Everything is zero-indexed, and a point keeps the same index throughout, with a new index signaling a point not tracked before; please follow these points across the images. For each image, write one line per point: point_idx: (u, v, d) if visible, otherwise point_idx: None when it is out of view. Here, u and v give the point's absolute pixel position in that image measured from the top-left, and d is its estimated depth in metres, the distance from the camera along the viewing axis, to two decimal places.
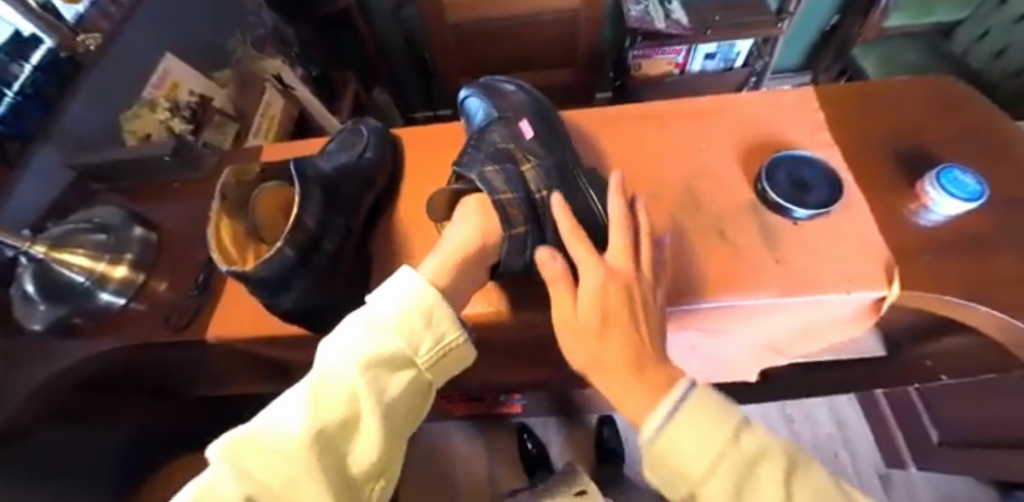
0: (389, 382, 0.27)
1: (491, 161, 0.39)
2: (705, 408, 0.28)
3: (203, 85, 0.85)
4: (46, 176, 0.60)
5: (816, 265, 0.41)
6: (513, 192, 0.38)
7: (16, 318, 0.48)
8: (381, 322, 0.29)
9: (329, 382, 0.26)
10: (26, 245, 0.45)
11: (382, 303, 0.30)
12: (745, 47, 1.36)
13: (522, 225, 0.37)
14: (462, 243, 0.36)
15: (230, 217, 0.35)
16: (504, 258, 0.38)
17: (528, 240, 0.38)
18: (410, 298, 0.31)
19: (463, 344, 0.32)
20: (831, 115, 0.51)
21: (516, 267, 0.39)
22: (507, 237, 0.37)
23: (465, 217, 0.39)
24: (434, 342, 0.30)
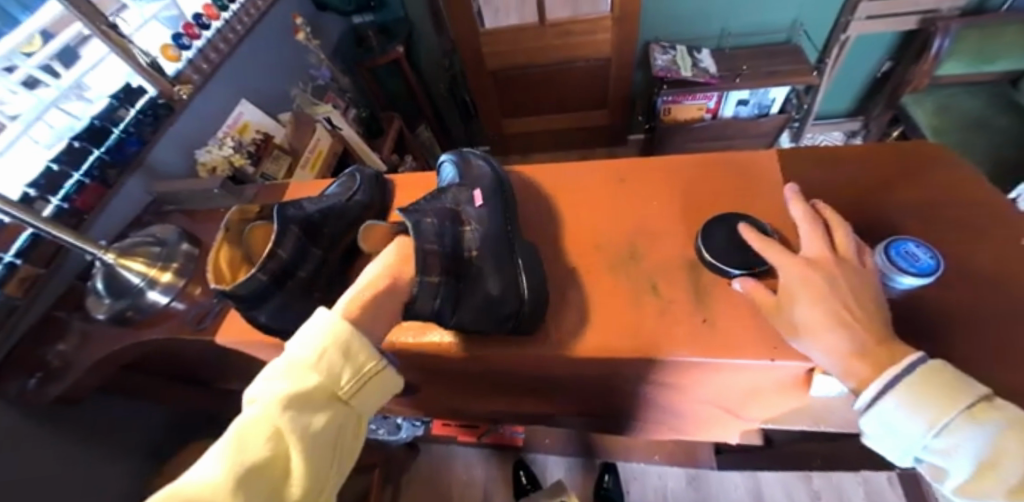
0: (313, 415, 0.29)
1: (433, 214, 0.43)
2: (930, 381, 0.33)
3: (268, 126, 1.00)
4: (131, 198, 0.77)
5: (745, 329, 0.42)
6: (438, 245, 0.41)
7: (88, 309, 0.61)
8: (298, 362, 0.31)
9: (249, 421, 0.28)
10: (102, 252, 0.58)
11: (299, 343, 0.33)
12: (781, 93, 1.34)
13: (435, 274, 0.40)
14: (376, 277, 0.40)
15: (229, 244, 0.43)
16: (414, 299, 0.40)
17: (440, 290, 0.41)
18: (323, 333, 0.33)
19: (384, 369, 0.34)
20: (795, 175, 0.51)
21: (424, 313, 0.42)
22: (420, 282, 0.40)
23: (387, 255, 0.42)
24: (355, 370, 0.33)
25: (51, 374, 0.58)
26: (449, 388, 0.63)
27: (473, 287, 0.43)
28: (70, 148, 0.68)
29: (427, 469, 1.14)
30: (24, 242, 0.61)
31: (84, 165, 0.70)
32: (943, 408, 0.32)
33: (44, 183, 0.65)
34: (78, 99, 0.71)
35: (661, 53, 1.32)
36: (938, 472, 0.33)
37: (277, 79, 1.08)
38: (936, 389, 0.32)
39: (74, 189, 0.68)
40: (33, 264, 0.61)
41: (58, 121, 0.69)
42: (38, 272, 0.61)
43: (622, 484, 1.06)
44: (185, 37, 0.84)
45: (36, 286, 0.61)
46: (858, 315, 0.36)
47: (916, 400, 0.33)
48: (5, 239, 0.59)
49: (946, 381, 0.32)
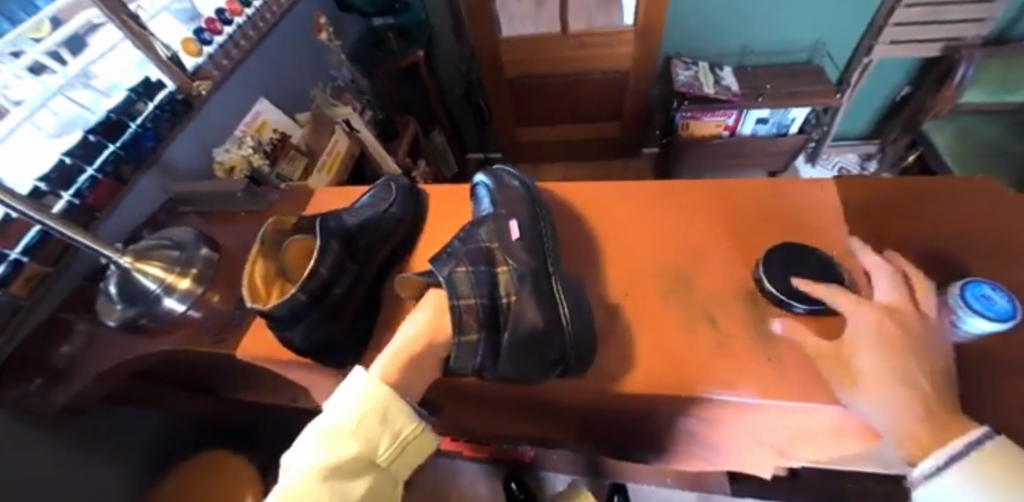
0: (351, 488, 0.28)
1: (464, 261, 0.40)
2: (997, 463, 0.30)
3: (285, 126, 0.98)
4: (145, 195, 0.75)
5: (816, 372, 0.39)
6: (476, 298, 0.38)
7: (99, 312, 0.58)
8: (337, 428, 0.31)
9: (289, 492, 0.27)
10: (118, 255, 0.56)
11: (338, 405, 0.32)
12: (801, 114, 1.34)
13: (473, 332, 0.37)
14: (411, 341, 0.38)
15: (264, 258, 0.41)
16: (453, 359, 0.38)
17: (481, 347, 0.38)
18: (364, 396, 0.32)
19: (422, 433, 0.33)
20: (857, 206, 0.49)
21: (466, 370, 0.39)
22: (455, 343, 0.37)
23: (423, 308, 0.40)
24: (394, 436, 0.32)
25: (56, 381, 0.55)
26: (473, 410, 0.60)
27: (513, 334, 0.37)
28: (84, 142, 0.65)
29: (431, 484, 1.11)
30: (31, 240, 0.58)
31: (97, 159, 0.67)
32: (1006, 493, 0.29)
33: (55, 177, 0.63)
34: (86, 88, 0.68)
35: (682, 69, 1.31)
36: None
37: (296, 78, 1.05)
38: (982, 457, 0.30)
39: (86, 186, 0.65)
40: (41, 263, 0.58)
41: (63, 109, 0.65)
42: (45, 271, 0.58)
43: None
44: (206, 32, 0.82)
45: (41, 286, 0.58)
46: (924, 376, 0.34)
47: (973, 471, 0.30)
48: (10, 238, 0.56)
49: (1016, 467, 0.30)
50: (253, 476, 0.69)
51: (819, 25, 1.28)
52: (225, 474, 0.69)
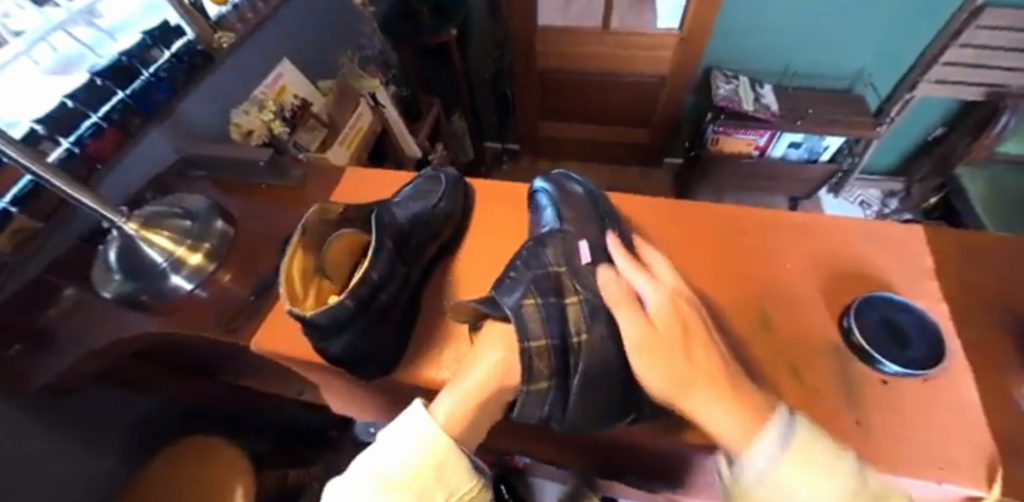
0: None
1: (533, 291, 0.36)
2: None
3: (306, 91, 0.90)
4: (154, 154, 0.68)
5: (903, 438, 0.37)
6: (547, 339, 0.34)
7: (94, 280, 0.52)
8: (390, 478, 0.28)
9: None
10: (122, 220, 0.49)
11: (392, 451, 0.29)
12: (835, 142, 1.31)
13: (544, 381, 0.33)
14: (481, 381, 0.33)
15: (303, 252, 0.35)
16: (519, 407, 0.33)
17: (550, 396, 0.33)
18: (423, 445, 0.29)
19: (479, 494, 0.29)
20: (942, 260, 0.47)
21: (530, 420, 0.34)
22: (524, 393, 0.33)
23: (490, 345, 0.35)
24: (451, 494, 0.28)
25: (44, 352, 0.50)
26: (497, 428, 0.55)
27: (585, 377, 0.33)
28: (90, 85, 0.59)
29: None
30: (23, 188, 0.50)
31: (103, 106, 0.60)
32: None
33: (55, 120, 0.55)
34: (88, 25, 0.63)
35: (723, 82, 1.27)
36: None
37: (323, 43, 0.98)
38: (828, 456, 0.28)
39: (89, 133, 0.58)
40: (30, 217, 0.50)
41: (63, 45, 0.61)
42: (34, 227, 0.51)
43: None
44: None
45: (30, 244, 0.51)
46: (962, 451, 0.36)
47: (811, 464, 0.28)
48: (1, 183, 0.48)
49: None
50: (242, 463, 0.63)
51: (866, 54, 1.24)
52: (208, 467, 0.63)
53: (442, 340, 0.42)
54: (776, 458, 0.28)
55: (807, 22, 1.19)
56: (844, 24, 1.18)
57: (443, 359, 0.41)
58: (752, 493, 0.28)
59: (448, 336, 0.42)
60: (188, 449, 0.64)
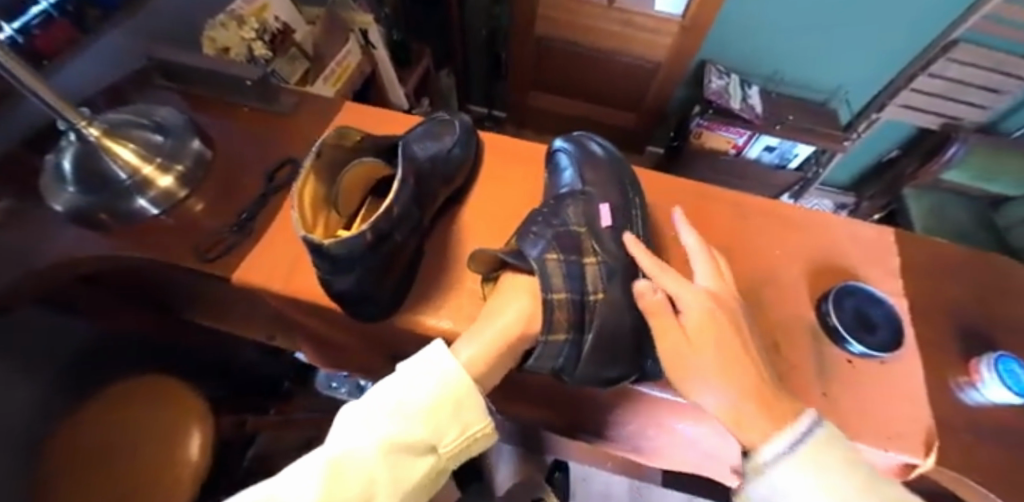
0: (409, 470, 0.26)
1: (556, 248, 0.37)
2: (828, 448, 0.27)
3: (290, 16, 0.79)
4: (113, 57, 0.58)
5: (862, 413, 0.41)
6: (567, 292, 0.35)
7: (45, 193, 0.46)
8: (412, 403, 0.28)
9: (352, 457, 0.25)
10: (80, 124, 0.43)
11: (413, 381, 0.29)
12: (805, 152, 1.38)
13: (563, 332, 0.34)
14: (507, 328, 0.35)
15: (316, 179, 0.33)
16: (535, 357, 0.35)
17: (564, 349, 0.35)
18: (442, 382, 0.30)
19: (489, 434, 0.31)
20: (909, 260, 0.50)
21: (543, 368, 0.36)
22: (543, 342, 0.34)
23: (516, 293, 0.37)
24: (461, 427, 0.29)
25: None
26: None
27: (599, 333, 0.35)
28: None
29: None
30: None
31: None
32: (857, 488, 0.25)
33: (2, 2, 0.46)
34: None
35: (715, 77, 1.29)
36: None
37: None
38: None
39: (37, 22, 0.50)
40: None
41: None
42: None
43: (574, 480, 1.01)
44: None
45: None
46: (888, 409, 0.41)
47: (827, 466, 0.27)
48: None
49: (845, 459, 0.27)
50: (203, 407, 0.58)
51: (845, 71, 1.31)
52: (150, 407, 0.57)
53: (444, 290, 0.41)
54: (786, 455, 0.28)
55: (798, 29, 1.21)
56: (830, 37, 1.22)
57: (443, 308, 0.40)
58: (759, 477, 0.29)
59: (451, 285, 0.41)
60: (130, 388, 0.58)
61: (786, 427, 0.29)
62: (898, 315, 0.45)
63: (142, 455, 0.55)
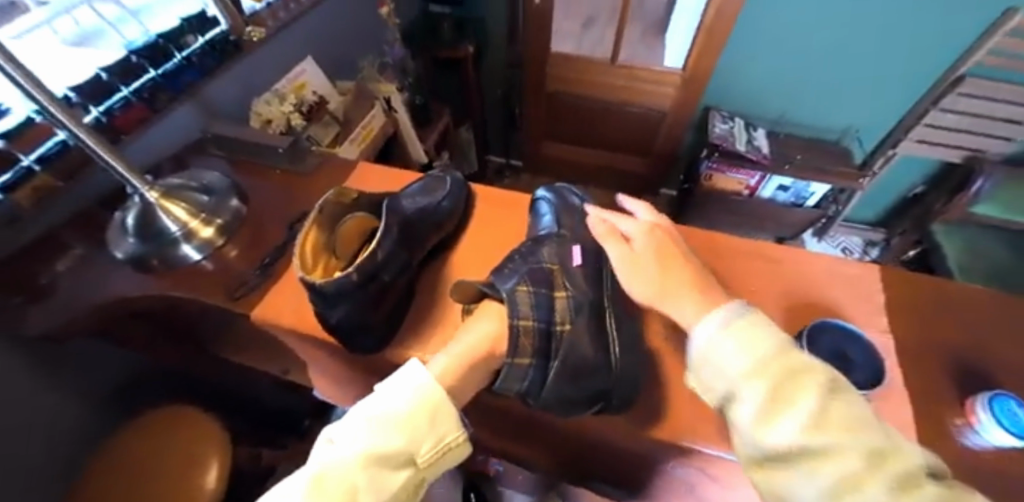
0: (389, 479, 0.28)
1: (527, 281, 0.42)
2: (749, 328, 0.33)
3: (325, 90, 0.92)
4: (175, 132, 0.71)
5: None
6: (534, 320, 0.39)
7: (111, 242, 0.55)
8: (390, 418, 0.31)
9: (333, 471, 0.27)
10: (146, 189, 0.53)
11: (390, 397, 0.32)
12: (821, 190, 1.37)
13: (527, 357, 0.38)
14: (472, 348, 0.39)
15: (317, 230, 0.39)
16: (503, 378, 0.39)
17: (530, 372, 0.39)
18: (417, 395, 0.33)
19: (462, 443, 0.33)
20: (899, 295, 0.50)
21: (512, 391, 0.39)
22: (509, 364, 0.38)
23: (483, 318, 0.41)
24: (436, 436, 0.32)
25: (38, 299, 0.53)
26: (472, 416, 0.57)
27: (563, 362, 0.38)
28: (126, 62, 0.63)
29: None
30: (49, 150, 0.55)
31: (135, 82, 0.64)
32: (764, 349, 0.32)
33: (87, 90, 0.59)
34: (134, 23, 0.67)
35: (720, 122, 1.34)
36: (733, 412, 0.32)
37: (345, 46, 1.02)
38: (844, 436, 0.27)
39: (118, 106, 0.62)
40: (51, 176, 0.55)
41: (86, 20, 0.64)
42: (55, 186, 0.56)
43: None
44: None
45: (45, 200, 0.56)
46: None
47: (753, 341, 0.32)
48: (29, 143, 0.53)
49: (752, 329, 0.33)
50: (220, 436, 0.64)
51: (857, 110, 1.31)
52: (173, 435, 0.63)
53: (433, 325, 0.45)
54: (716, 333, 0.34)
55: (801, 73, 1.26)
56: (836, 79, 1.25)
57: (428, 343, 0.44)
58: (704, 364, 0.34)
59: (439, 320, 0.46)
60: (162, 419, 0.65)
61: (704, 316, 0.36)
62: (879, 352, 0.44)
63: (161, 488, 0.60)
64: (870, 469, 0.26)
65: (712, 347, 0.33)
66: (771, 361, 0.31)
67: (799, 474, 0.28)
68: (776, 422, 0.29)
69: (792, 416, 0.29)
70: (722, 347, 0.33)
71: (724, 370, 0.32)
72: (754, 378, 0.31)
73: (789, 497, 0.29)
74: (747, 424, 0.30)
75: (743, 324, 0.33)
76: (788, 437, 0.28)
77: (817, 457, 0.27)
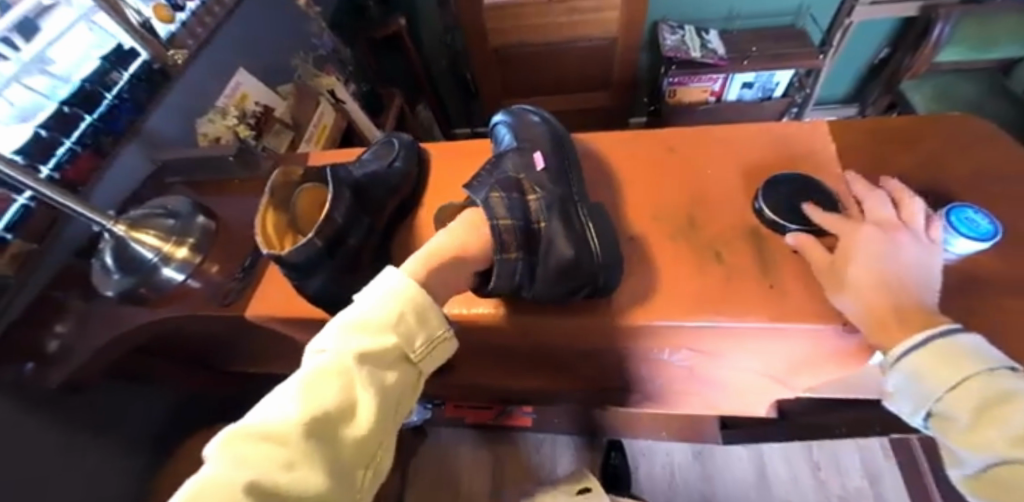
0: (382, 374, 0.30)
1: (498, 188, 0.44)
2: (938, 352, 0.33)
3: (267, 97, 0.92)
4: (131, 171, 0.71)
5: (812, 295, 0.42)
6: (511, 220, 0.42)
7: (96, 284, 0.56)
8: (373, 319, 0.32)
9: (324, 370, 0.28)
10: (111, 223, 0.53)
11: (370, 300, 0.33)
12: (786, 77, 1.35)
13: (513, 252, 0.42)
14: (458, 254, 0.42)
15: (275, 210, 0.42)
16: (496, 276, 0.42)
17: (519, 266, 0.42)
18: (397, 294, 0.34)
19: (449, 337, 0.35)
20: (846, 145, 0.51)
21: (506, 288, 0.43)
22: (499, 261, 0.41)
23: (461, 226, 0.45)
24: (377, 395, 0.29)
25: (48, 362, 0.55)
26: (481, 360, 0.60)
27: (547, 253, 0.42)
28: (59, 113, 0.61)
29: (434, 455, 1.09)
30: (13, 215, 0.56)
31: (75, 131, 0.63)
32: (941, 377, 0.33)
33: (34, 150, 0.59)
34: (42, 74, 0.61)
35: (669, 34, 1.31)
36: (944, 425, 0.33)
37: (274, 49, 0.98)
38: (960, 352, 0.33)
39: (66, 159, 0.62)
40: (25, 240, 0.57)
41: (19, 99, 0.59)
42: (30, 248, 0.57)
43: (631, 459, 1.02)
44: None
45: (27, 264, 0.57)
46: None
47: (943, 360, 0.33)
48: None
49: (954, 354, 0.33)
50: None
51: None
52: None
53: None
54: (911, 352, 0.34)
55: None
56: None
57: None
58: (903, 386, 0.35)
59: None
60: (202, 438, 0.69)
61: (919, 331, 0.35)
62: (832, 191, 0.47)
63: None
64: (991, 371, 0.31)
65: (912, 370, 0.34)
66: (959, 377, 0.32)
67: (926, 382, 0.33)
68: (984, 437, 0.30)
69: (1001, 431, 0.29)
70: (921, 369, 0.34)
71: (921, 387, 0.34)
72: (957, 398, 0.32)
73: (938, 414, 0.33)
74: (960, 438, 0.31)
75: (947, 341, 0.33)
76: (996, 455, 0.29)
77: (937, 363, 0.33)
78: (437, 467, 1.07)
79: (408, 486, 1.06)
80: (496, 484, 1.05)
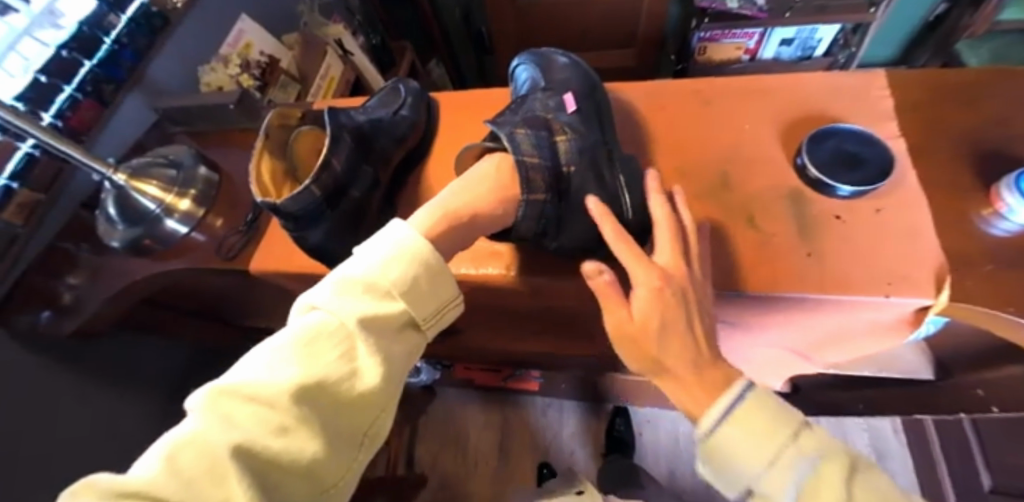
0: (388, 342, 0.28)
1: (524, 125, 0.39)
2: (760, 408, 0.29)
3: (271, 47, 0.85)
4: (134, 116, 0.69)
5: (853, 264, 0.38)
6: (539, 159, 0.37)
7: (101, 236, 0.54)
8: (382, 280, 0.29)
9: (324, 332, 0.26)
10: (111, 172, 0.51)
11: (378, 257, 0.30)
12: (829, 34, 1.24)
13: (541, 192, 0.37)
14: (475, 202, 0.37)
15: (270, 155, 0.39)
16: (520, 220, 0.38)
17: (546, 209, 0.38)
18: (406, 253, 0.30)
19: (458, 306, 0.32)
20: (904, 101, 0.46)
21: (528, 233, 0.39)
22: (526, 202, 0.37)
23: (485, 173, 0.39)
24: (382, 362, 0.27)
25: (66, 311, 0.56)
26: (491, 321, 0.59)
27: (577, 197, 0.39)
28: (58, 57, 0.58)
29: (442, 413, 1.11)
30: (18, 163, 0.54)
31: (75, 78, 0.61)
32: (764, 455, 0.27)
33: (33, 96, 0.57)
34: (53, 28, 0.59)
35: None
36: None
37: None
38: (772, 417, 0.28)
39: (67, 106, 0.60)
40: (32, 190, 0.55)
41: (32, 52, 0.58)
42: (38, 198, 0.56)
43: (636, 426, 1.02)
44: None
45: (36, 213, 0.56)
46: (893, 265, 0.38)
47: (760, 425, 0.28)
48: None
49: (772, 417, 0.28)
50: None
51: None
52: None
53: None
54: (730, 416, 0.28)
55: None
56: None
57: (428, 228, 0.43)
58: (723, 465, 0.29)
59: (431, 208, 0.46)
60: None
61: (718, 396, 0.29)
62: (885, 148, 0.42)
63: None
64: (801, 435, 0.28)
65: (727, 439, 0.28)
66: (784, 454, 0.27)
67: (744, 463, 0.28)
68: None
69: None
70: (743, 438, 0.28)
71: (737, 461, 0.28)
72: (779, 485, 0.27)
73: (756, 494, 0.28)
74: None
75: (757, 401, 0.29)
76: None
77: (741, 448, 0.28)
78: (444, 425, 1.10)
79: (417, 440, 1.09)
80: (503, 442, 1.06)
